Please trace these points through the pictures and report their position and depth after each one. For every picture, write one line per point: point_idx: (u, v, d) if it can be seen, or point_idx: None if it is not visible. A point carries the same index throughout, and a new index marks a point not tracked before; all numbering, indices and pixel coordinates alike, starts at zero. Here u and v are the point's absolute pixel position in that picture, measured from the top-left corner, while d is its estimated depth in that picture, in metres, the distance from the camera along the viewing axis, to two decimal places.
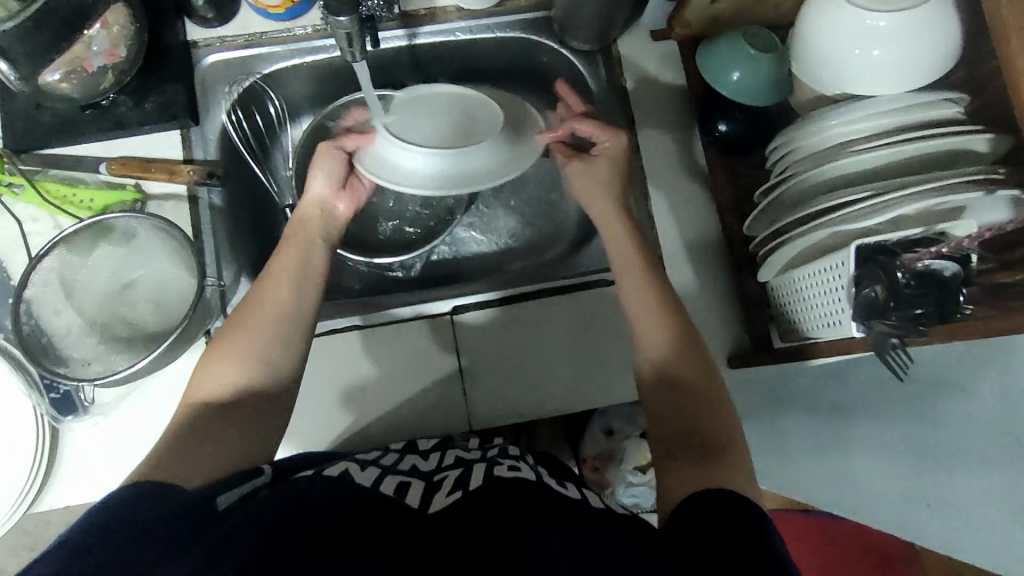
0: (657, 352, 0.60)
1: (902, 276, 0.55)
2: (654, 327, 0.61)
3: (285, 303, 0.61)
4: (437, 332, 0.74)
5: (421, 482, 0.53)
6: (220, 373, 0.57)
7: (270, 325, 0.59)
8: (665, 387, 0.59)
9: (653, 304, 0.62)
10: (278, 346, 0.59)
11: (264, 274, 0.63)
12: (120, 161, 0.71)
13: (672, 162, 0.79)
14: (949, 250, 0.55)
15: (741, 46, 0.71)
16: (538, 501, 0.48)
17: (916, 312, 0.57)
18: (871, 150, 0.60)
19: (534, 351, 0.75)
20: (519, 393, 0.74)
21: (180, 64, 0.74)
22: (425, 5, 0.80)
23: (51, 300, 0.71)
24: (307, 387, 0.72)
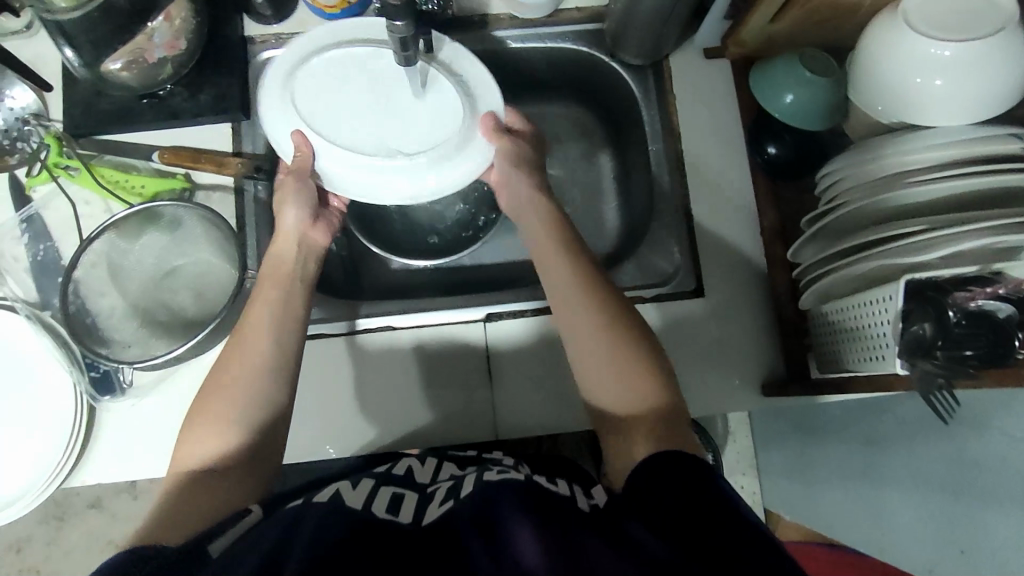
0: (625, 387, 0.56)
1: (953, 315, 0.53)
2: (609, 366, 0.57)
3: (258, 360, 0.58)
4: (468, 339, 0.74)
5: (415, 493, 0.55)
6: (201, 443, 0.55)
7: (248, 379, 0.57)
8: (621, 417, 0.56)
9: (614, 348, 0.57)
10: (256, 411, 0.57)
11: (239, 330, 0.60)
12: (174, 150, 0.72)
13: (718, 182, 0.77)
14: (1005, 291, 0.53)
15: (796, 69, 0.70)
16: (522, 489, 0.49)
17: (966, 353, 0.54)
18: (928, 185, 0.58)
19: (563, 367, 0.74)
20: (547, 405, 0.74)
21: (236, 58, 0.76)
22: (479, 11, 0.80)
23: (97, 282, 0.73)
24: (337, 384, 0.73)
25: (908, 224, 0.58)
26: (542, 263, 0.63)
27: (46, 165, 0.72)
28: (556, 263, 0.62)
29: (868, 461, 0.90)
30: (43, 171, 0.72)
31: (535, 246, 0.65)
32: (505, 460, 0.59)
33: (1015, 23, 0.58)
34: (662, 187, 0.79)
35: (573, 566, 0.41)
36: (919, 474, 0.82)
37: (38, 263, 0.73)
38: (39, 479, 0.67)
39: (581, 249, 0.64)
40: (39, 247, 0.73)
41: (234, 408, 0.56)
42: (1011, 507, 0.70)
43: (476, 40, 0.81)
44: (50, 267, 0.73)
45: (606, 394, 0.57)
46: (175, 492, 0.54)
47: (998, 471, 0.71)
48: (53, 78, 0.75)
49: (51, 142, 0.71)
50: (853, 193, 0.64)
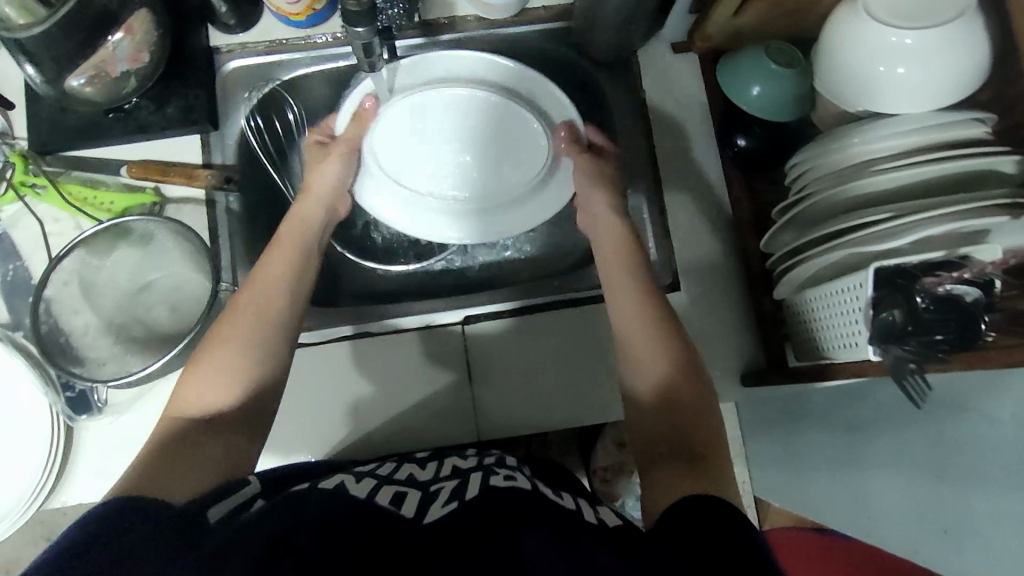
0: (666, 376, 0.58)
1: (921, 301, 0.54)
2: (657, 354, 0.59)
3: (274, 313, 0.61)
4: (447, 343, 0.74)
5: (418, 493, 0.52)
6: (205, 385, 0.56)
7: (256, 330, 0.59)
8: (659, 407, 0.57)
9: (663, 338, 0.59)
10: (265, 363, 0.58)
11: (254, 278, 0.63)
12: (141, 164, 0.72)
13: (689, 176, 0.78)
14: (971, 275, 0.53)
15: (761, 61, 0.70)
16: (527, 504, 0.49)
17: (935, 338, 0.55)
18: (892, 168, 0.59)
19: (546, 366, 0.74)
20: (529, 404, 0.74)
21: (201, 69, 0.75)
22: (445, 13, 0.79)
23: (70, 299, 0.72)
24: (315, 394, 0.72)
25: (870, 215, 0.59)
26: (607, 265, 0.66)
27: (12, 184, 0.71)
28: (619, 261, 0.66)
29: (850, 445, 0.91)
30: (9, 190, 0.71)
31: (595, 228, 0.71)
32: (508, 461, 0.60)
33: (973, 8, 0.58)
34: (636, 183, 0.79)
35: (578, 568, 0.41)
36: (899, 455, 0.83)
37: (8, 283, 0.72)
38: (18, 501, 0.66)
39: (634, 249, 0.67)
40: (8, 266, 0.72)
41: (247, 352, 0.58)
42: (988, 485, 0.70)
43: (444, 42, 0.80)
44: (20, 287, 0.72)
45: (645, 378, 0.58)
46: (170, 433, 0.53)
47: (972, 449, 0.72)
48: (16, 96, 0.74)
49: (17, 160, 0.70)
50: (818, 185, 0.65)
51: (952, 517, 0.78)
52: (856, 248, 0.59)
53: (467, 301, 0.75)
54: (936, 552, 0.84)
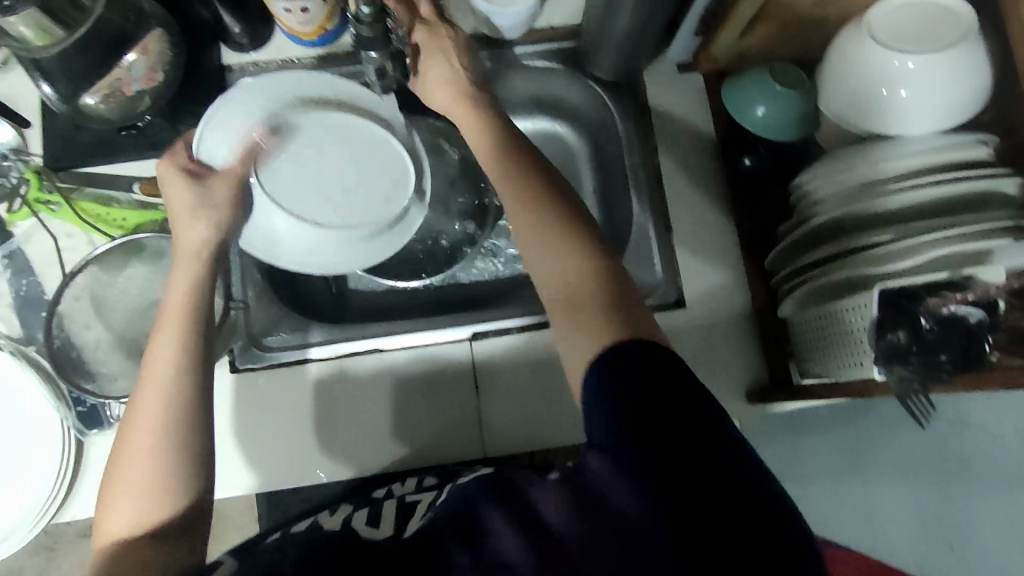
0: (579, 266, 0.52)
1: (924, 323, 0.54)
2: (563, 238, 0.54)
3: (173, 385, 0.54)
4: (456, 358, 0.75)
5: (395, 504, 0.58)
6: (126, 499, 0.51)
7: (156, 425, 0.52)
8: (571, 293, 0.52)
9: (544, 207, 0.55)
10: (180, 450, 0.52)
11: (151, 350, 0.55)
12: (152, 181, 0.73)
13: (695, 194, 0.78)
14: (974, 297, 0.53)
15: (767, 83, 0.72)
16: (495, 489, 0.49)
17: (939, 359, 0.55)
18: (906, 188, 0.60)
19: (551, 382, 0.75)
20: (535, 421, 0.74)
21: (214, 87, 0.76)
22: None
23: (82, 314, 0.73)
24: (326, 408, 0.73)
25: (888, 245, 0.59)
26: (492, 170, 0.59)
27: (26, 201, 0.72)
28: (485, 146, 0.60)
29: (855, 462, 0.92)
30: (24, 207, 0.73)
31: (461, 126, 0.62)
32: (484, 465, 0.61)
33: (976, 34, 0.59)
34: (642, 200, 0.80)
35: (537, 535, 0.43)
36: (904, 474, 0.83)
37: (21, 298, 0.72)
38: (29, 513, 0.67)
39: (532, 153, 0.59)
40: (22, 281, 0.73)
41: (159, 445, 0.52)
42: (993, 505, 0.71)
43: None
44: (34, 302, 0.73)
45: (556, 266, 0.53)
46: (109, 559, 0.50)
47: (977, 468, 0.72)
48: (31, 113, 0.75)
49: (31, 177, 0.72)
50: (830, 206, 0.65)
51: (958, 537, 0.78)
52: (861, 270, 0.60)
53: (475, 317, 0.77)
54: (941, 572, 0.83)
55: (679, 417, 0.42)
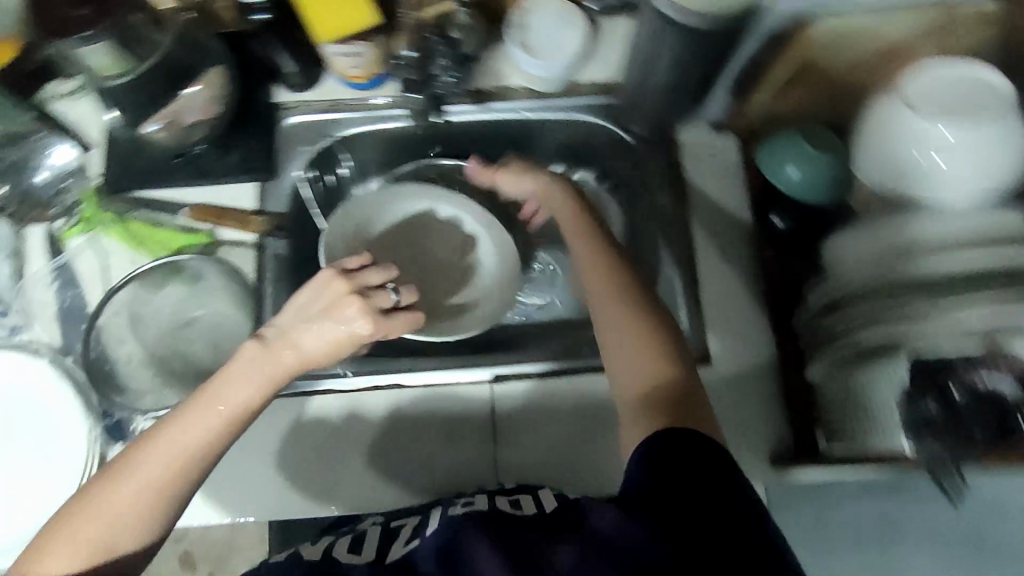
0: (664, 380, 0.58)
1: (955, 393, 0.54)
2: (645, 344, 0.60)
3: (192, 449, 0.56)
4: (472, 402, 0.75)
5: (379, 529, 0.61)
6: (110, 518, 0.53)
7: (175, 474, 0.55)
8: (647, 396, 0.57)
9: (642, 325, 0.61)
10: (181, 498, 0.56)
11: (185, 405, 0.58)
12: (202, 208, 0.77)
13: (724, 251, 0.78)
14: (1011, 371, 0.53)
15: (798, 143, 0.73)
16: (489, 522, 0.54)
17: (972, 435, 0.54)
18: (955, 256, 0.57)
19: (567, 429, 0.74)
20: (554, 472, 0.72)
21: (265, 123, 0.80)
22: (495, 83, 0.83)
23: (119, 329, 0.76)
24: (341, 440, 0.73)
25: (935, 315, 0.56)
26: (586, 267, 0.67)
27: (81, 218, 0.77)
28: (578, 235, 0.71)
29: None
30: (78, 224, 0.77)
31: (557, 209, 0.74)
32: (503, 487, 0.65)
33: (1008, 107, 0.60)
34: (671, 252, 0.81)
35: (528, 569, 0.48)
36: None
37: (64, 309, 0.75)
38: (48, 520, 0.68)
39: (628, 279, 0.65)
40: (67, 293, 0.76)
41: (168, 489, 0.55)
42: None
43: (496, 108, 0.83)
44: (75, 314, 0.75)
45: (628, 361, 0.60)
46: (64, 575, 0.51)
47: None
48: (95, 137, 0.80)
49: (89, 197, 0.77)
50: (854, 265, 0.64)
51: None
52: (898, 338, 0.58)
53: (497, 359, 0.77)
54: None
55: (685, 470, 0.50)
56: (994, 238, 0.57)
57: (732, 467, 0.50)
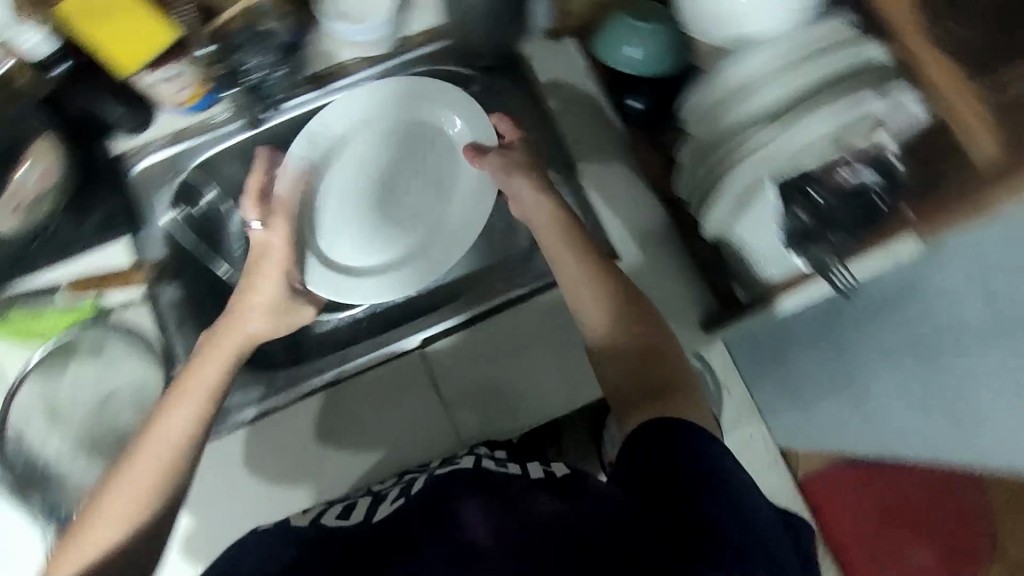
0: (622, 332, 0.63)
1: (819, 198, 0.58)
2: (627, 315, 0.63)
3: (178, 436, 0.61)
4: (410, 368, 0.78)
5: (369, 496, 0.63)
6: (118, 500, 0.58)
7: (165, 449, 0.60)
8: (617, 358, 0.62)
9: (623, 321, 0.63)
10: (180, 469, 0.61)
11: (174, 391, 0.64)
12: (82, 280, 0.75)
13: (596, 151, 0.80)
14: (858, 158, 0.57)
15: (627, 23, 0.74)
16: (474, 482, 0.57)
17: (842, 230, 0.58)
18: (756, 95, 0.62)
19: (503, 359, 0.78)
20: (507, 403, 0.77)
21: (114, 177, 0.78)
22: (330, 62, 0.82)
23: (37, 430, 0.75)
24: (306, 446, 0.76)
25: (757, 144, 0.61)
26: (553, 250, 0.68)
27: None
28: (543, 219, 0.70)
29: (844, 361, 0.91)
30: None
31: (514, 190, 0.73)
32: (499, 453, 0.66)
33: None
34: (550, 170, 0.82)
35: (513, 517, 0.51)
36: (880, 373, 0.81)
37: None
38: None
39: (615, 274, 0.66)
40: None
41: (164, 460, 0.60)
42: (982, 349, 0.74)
43: (340, 86, 0.83)
44: None
45: (607, 320, 0.64)
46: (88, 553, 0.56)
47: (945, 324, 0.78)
48: None
49: None
50: (699, 123, 0.67)
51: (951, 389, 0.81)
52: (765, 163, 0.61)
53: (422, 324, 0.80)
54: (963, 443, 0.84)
55: (664, 458, 0.49)
56: (788, 64, 0.62)
57: (714, 448, 0.50)
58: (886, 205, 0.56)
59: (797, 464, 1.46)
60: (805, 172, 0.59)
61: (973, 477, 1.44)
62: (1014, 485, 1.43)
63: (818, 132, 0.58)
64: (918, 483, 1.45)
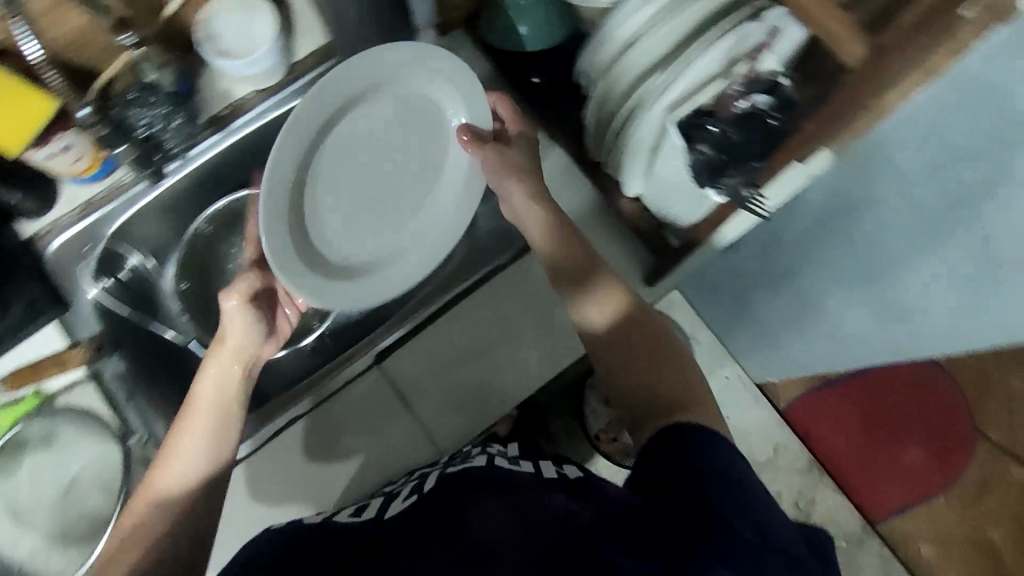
0: (608, 317, 0.65)
1: (719, 129, 0.60)
2: (634, 321, 0.65)
3: (194, 472, 0.61)
4: (379, 383, 0.84)
5: (379, 498, 0.65)
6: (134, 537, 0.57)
7: (168, 483, 0.60)
8: (624, 363, 0.63)
9: (621, 330, 0.65)
10: (186, 501, 0.60)
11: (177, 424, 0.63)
12: (16, 374, 0.74)
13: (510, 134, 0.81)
14: (749, 83, 0.58)
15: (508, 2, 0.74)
16: (487, 479, 0.58)
17: (752, 159, 0.61)
18: (643, 44, 0.63)
19: (472, 358, 0.86)
20: (473, 391, 0.86)
21: (30, 266, 0.73)
22: (225, 103, 0.82)
23: (7, 531, 0.77)
24: (303, 472, 0.81)
25: (655, 94, 0.63)
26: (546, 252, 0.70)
27: None
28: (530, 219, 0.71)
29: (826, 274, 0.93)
30: None
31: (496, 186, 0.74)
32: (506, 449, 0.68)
33: None
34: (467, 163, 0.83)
35: (520, 507, 0.53)
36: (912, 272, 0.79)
37: None
38: None
39: (620, 282, 0.68)
40: None
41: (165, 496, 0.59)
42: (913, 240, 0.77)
43: (239, 125, 0.82)
44: None
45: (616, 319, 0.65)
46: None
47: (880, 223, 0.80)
48: None
49: None
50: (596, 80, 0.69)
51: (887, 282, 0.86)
52: (655, 108, 0.64)
53: (376, 337, 0.84)
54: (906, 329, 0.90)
55: (675, 460, 0.51)
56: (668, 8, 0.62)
57: (724, 454, 0.51)
58: (779, 123, 0.58)
59: (777, 395, 1.51)
60: (699, 107, 0.61)
61: (933, 365, 1.51)
62: (969, 360, 1.52)
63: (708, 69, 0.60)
64: (887, 381, 1.51)
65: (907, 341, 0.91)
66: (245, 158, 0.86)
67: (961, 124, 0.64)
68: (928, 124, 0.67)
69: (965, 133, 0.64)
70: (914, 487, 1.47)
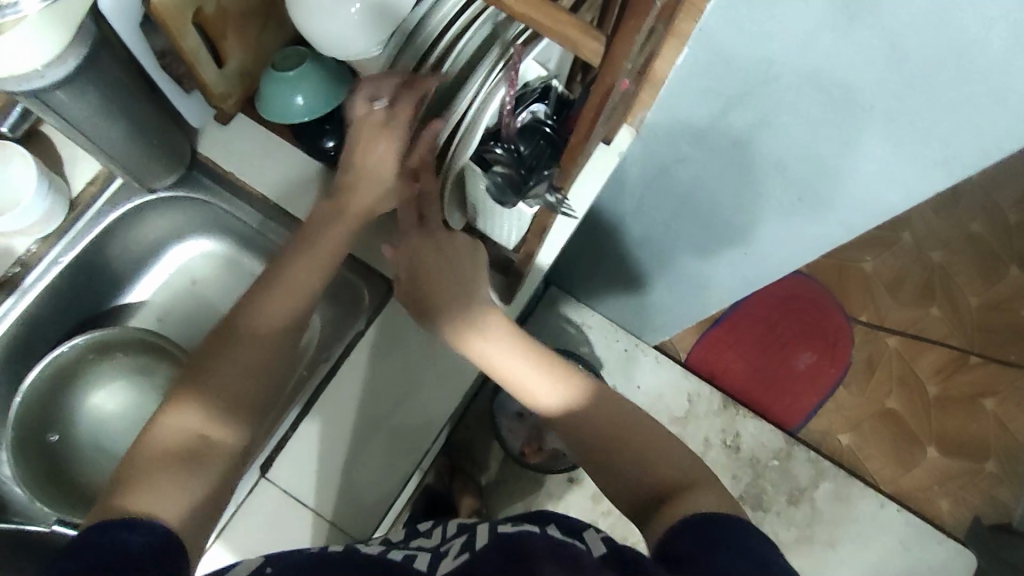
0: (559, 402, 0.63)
1: (512, 148, 0.62)
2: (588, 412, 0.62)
3: (275, 334, 0.61)
4: (278, 483, 0.77)
5: (427, 552, 0.51)
6: (202, 397, 0.57)
7: (253, 349, 0.60)
8: (591, 450, 0.61)
9: (578, 393, 0.64)
10: (253, 380, 0.60)
11: (269, 276, 0.63)
12: None
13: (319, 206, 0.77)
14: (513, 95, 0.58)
15: (279, 77, 0.70)
16: (557, 546, 0.48)
17: (544, 170, 0.63)
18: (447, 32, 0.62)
19: (386, 420, 0.79)
20: (394, 456, 0.80)
21: None
22: (11, 261, 0.77)
23: None
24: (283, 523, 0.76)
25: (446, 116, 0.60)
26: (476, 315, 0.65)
27: None
28: (435, 266, 0.65)
29: (670, 229, 1.00)
30: None
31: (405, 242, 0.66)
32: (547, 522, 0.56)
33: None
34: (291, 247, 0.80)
35: None
36: (762, 212, 0.85)
37: None
38: None
39: (556, 363, 0.66)
40: None
41: (239, 363, 0.59)
42: (727, 186, 0.83)
43: (31, 282, 0.77)
44: None
45: (561, 412, 0.63)
46: (151, 439, 0.55)
47: (694, 181, 0.85)
48: None
49: None
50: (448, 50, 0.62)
51: (715, 223, 0.93)
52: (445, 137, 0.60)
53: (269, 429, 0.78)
54: (752, 255, 0.97)
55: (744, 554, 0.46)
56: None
57: (769, 548, 0.48)
58: (554, 131, 0.64)
59: (677, 350, 1.60)
60: (488, 131, 0.63)
61: (797, 274, 1.64)
62: (822, 260, 1.67)
63: (488, 80, 0.58)
64: (767, 302, 1.61)
65: (743, 260, 1.00)
66: (56, 310, 0.81)
67: (729, 77, 0.66)
68: (700, 86, 0.69)
69: (731, 83, 0.67)
70: (820, 388, 1.59)
